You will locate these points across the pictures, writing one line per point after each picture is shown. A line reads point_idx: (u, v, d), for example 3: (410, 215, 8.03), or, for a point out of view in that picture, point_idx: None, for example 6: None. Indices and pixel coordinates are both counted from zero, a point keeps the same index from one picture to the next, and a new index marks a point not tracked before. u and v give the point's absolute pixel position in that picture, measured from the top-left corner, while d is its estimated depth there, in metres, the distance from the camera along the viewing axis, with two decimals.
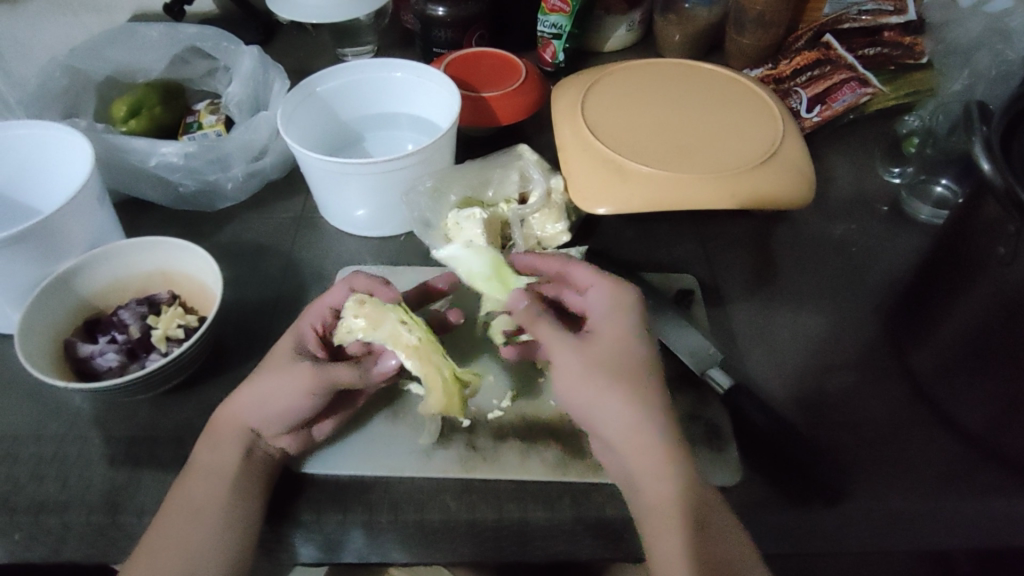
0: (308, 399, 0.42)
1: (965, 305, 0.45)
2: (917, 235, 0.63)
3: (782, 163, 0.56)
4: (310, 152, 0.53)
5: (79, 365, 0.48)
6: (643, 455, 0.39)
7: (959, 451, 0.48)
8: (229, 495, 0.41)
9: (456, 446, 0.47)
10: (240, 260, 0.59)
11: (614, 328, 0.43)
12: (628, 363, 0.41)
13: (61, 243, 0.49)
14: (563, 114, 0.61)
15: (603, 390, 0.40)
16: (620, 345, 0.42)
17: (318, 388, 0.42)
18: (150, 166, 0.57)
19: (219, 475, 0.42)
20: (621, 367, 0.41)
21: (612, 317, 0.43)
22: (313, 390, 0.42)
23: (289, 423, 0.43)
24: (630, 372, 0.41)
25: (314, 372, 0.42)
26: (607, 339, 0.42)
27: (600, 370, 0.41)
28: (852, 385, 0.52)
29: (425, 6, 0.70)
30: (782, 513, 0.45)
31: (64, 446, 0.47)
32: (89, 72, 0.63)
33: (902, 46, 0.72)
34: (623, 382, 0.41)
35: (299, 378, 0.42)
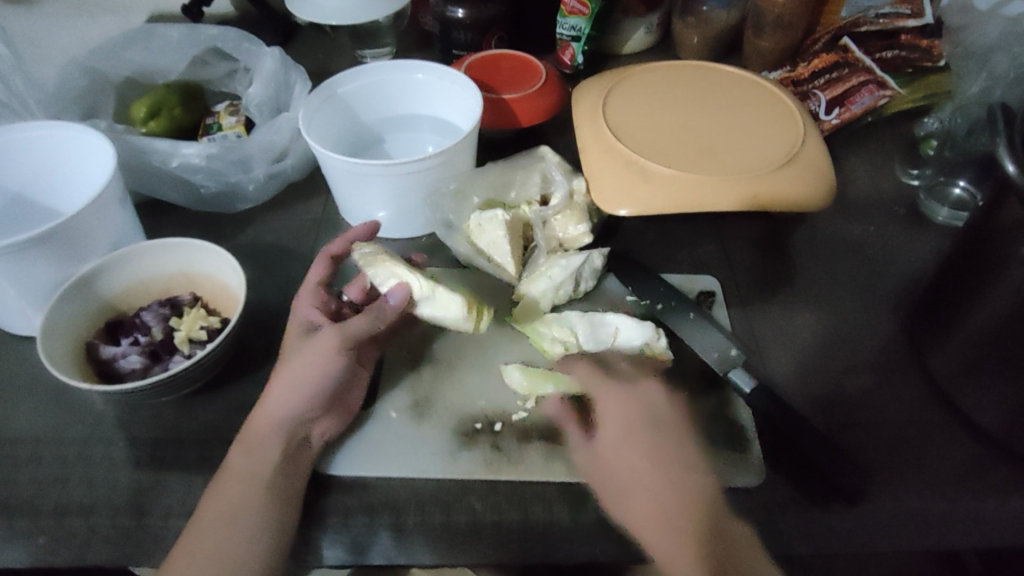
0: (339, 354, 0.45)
1: (986, 306, 0.44)
2: (936, 236, 0.63)
3: (803, 164, 0.56)
4: (332, 153, 0.53)
5: (101, 367, 0.48)
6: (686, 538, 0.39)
7: (978, 449, 0.48)
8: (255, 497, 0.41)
9: (480, 447, 0.47)
10: (260, 262, 0.59)
11: (622, 413, 0.45)
12: (664, 479, 0.42)
13: (82, 243, 0.49)
14: (584, 116, 0.61)
15: (628, 464, 0.43)
16: (645, 443, 0.44)
17: (343, 344, 0.46)
18: (172, 167, 0.57)
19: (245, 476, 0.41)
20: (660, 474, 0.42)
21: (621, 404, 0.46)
22: (338, 348, 0.45)
23: (321, 400, 0.45)
24: (657, 454, 0.43)
25: (337, 330, 0.46)
26: (632, 426, 0.44)
27: (631, 460, 0.43)
28: (871, 386, 0.52)
29: (444, 8, 0.71)
30: (810, 516, 0.45)
31: (87, 449, 0.47)
32: (110, 73, 0.63)
33: (918, 49, 0.72)
34: (666, 497, 0.41)
35: (324, 342, 0.45)
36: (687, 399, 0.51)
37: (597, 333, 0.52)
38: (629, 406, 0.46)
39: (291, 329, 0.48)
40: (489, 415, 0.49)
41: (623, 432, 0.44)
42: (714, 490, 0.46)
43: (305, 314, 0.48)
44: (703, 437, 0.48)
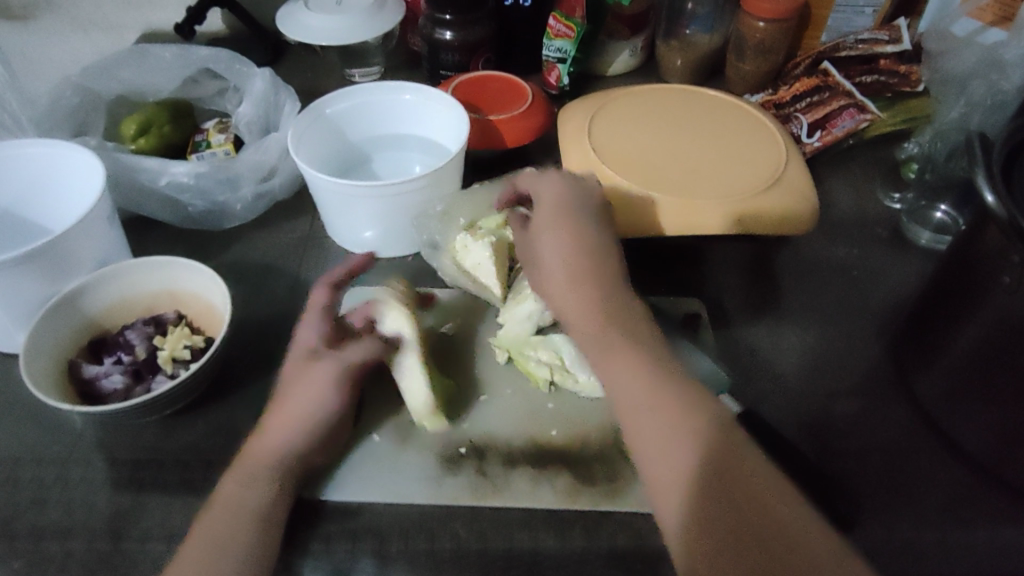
0: (336, 389, 0.46)
1: (969, 333, 0.45)
2: (918, 260, 0.64)
3: (786, 187, 0.57)
4: (320, 174, 0.53)
5: (83, 386, 0.48)
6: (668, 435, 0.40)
7: (964, 475, 0.49)
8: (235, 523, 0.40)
9: (465, 473, 0.47)
10: (246, 281, 0.59)
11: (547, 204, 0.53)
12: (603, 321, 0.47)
13: (68, 262, 0.49)
14: (570, 139, 0.62)
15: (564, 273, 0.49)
16: (575, 238, 0.50)
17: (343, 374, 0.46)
18: (160, 185, 0.57)
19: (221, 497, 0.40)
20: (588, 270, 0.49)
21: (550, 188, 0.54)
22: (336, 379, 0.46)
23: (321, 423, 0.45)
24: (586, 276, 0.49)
25: (337, 362, 0.47)
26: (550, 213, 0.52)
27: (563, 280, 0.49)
28: (859, 411, 0.53)
29: (433, 30, 0.72)
30: None
31: (66, 470, 0.47)
32: (100, 91, 0.64)
33: (897, 74, 0.73)
34: (654, 382, 0.43)
35: (324, 371, 0.46)
36: None
37: None
38: (557, 206, 0.52)
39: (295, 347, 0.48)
40: (474, 440, 0.48)
41: (552, 230, 0.51)
42: None
43: (307, 339, 0.48)
44: None
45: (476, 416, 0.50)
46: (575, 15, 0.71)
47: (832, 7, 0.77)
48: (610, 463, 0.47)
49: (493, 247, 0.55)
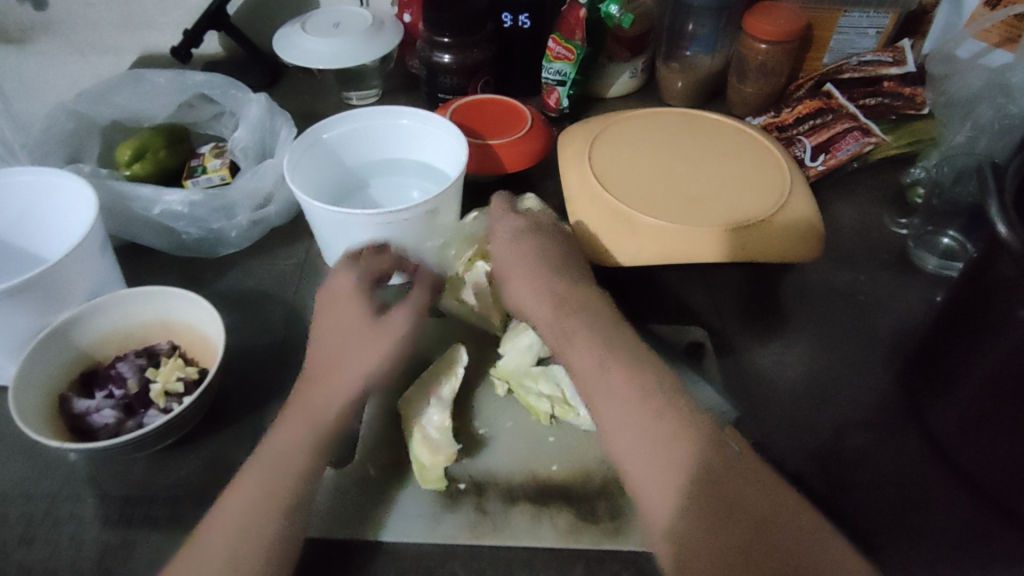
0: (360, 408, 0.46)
1: (983, 365, 0.44)
2: (926, 286, 0.63)
3: (790, 215, 0.56)
4: (316, 202, 0.52)
5: (73, 421, 0.46)
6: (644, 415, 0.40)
7: (978, 511, 0.47)
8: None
9: (464, 509, 0.44)
10: (242, 309, 0.58)
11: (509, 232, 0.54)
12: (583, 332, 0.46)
13: (60, 293, 0.48)
14: (571, 164, 0.61)
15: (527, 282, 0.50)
16: (542, 282, 0.50)
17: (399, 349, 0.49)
18: (153, 214, 0.56)
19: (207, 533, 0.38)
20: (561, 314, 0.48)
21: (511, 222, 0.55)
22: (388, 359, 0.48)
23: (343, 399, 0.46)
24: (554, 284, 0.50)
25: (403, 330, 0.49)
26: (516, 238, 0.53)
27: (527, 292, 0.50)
28: (868, 443, 0.51)
29: (431, 53, 0.71)
30: None
31: (55, 506, 0.45)
32: (95, 117, 0.63)
33: (902, 96, 0.72)
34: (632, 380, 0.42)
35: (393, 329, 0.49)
36: None
37: None
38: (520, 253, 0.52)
39: (336, 280, 0.52)
40: (473, 475, 0.46)
41: (522, 271, 0.51)
42: None
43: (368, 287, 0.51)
44: None
45: (472, 453, 0.47)
46: (575, 37, 0.70)
47: (834, 28, 0.76)
48: (613, 500, 0.45)
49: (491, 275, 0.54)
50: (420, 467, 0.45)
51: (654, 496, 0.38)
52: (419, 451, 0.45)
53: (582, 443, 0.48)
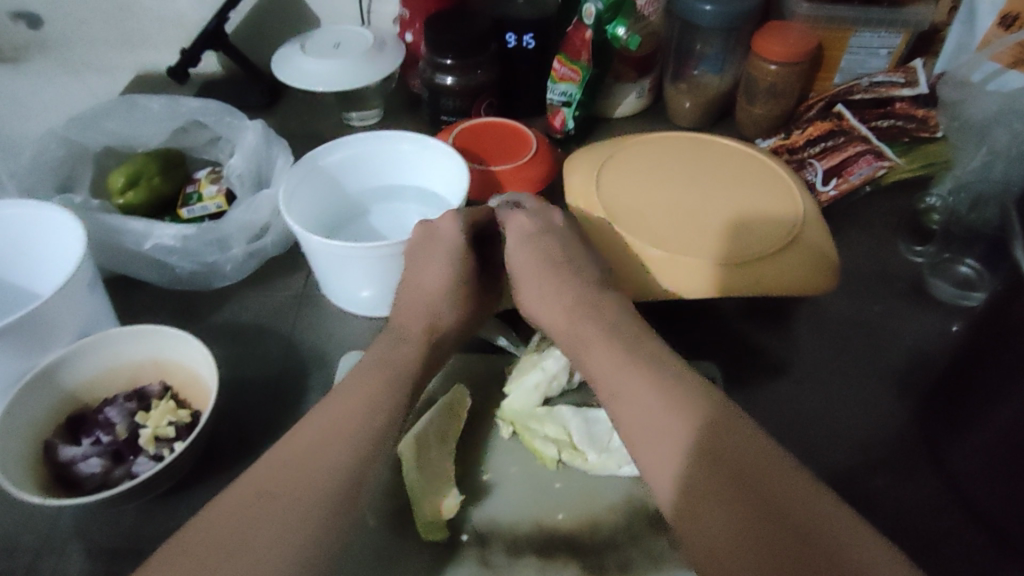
0: None
1: (1007, 408, 0.42)
2: (942, 315, 0.61)
3: (806, 246, 0.55)
4: (312, 235, 0.50)
5: (59, 470, 0.44)
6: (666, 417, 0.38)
7: (997, 554, 0.46)
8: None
9: (468, 564, 0.42)
10: (237, 343, 0.56)
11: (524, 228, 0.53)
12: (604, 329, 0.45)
13: (46, 333, 0.46)
14: (578, 190, 0.59)
15: (557, 285, 0.50)
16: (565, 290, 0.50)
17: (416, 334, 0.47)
18: (145, 248, 0.54)
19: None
20: (592, 317, 0.47)
21: (524, 231, 0.53)
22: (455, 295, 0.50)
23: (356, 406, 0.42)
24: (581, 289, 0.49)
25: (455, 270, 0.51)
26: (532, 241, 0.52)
27: (551, 294, 0.50)
28: (887, 485, 0.50)
29: (434, 75, 0.69)
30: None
31: (39, 559, 0.43)
32: (86, 143, 0.61)
33: (914, 119, 0.70)
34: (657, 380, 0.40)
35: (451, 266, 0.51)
36: None
37: (591, 433, 0.47)
38: (540, 245, 0.52)
39: (439, 221, 0.51)
40: (477, 526, 0.44)
41: (549, 280, 0.51)
42: None
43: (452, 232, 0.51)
44: None
45: (477, 503, 0.45)
46: (580, 58, 0.69)
47: (845, 48, 0.74)
48: (623, 552, 0.43)
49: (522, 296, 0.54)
50: (422, 522, 0.43)
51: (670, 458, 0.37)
52: (421, 505, 0.43)
53: (592, 491, 0.46)
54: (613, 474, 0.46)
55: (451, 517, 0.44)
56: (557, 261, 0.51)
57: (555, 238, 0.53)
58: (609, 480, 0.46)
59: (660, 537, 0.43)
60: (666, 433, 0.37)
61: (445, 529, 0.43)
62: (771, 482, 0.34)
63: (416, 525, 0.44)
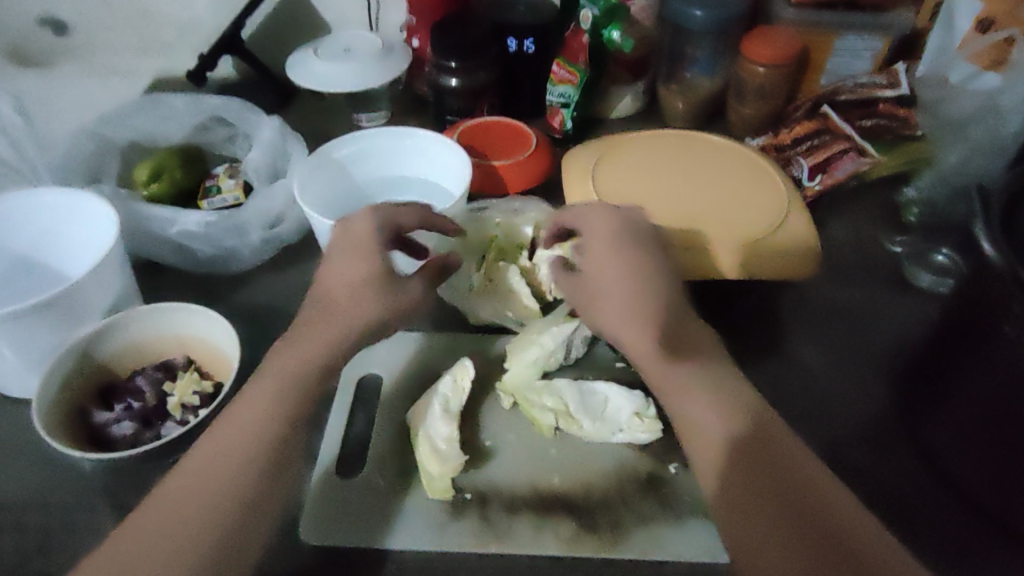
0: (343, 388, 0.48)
1: (974, 378, 0.45)
2: (920, 302, 0.64)
3: (788, 235, 0.58)
4: (326, 219, 0.54)
5: (94, 432, 0.48)
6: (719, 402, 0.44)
7: (972, 522, 0.49)
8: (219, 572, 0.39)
9: (469, 519, 0.45)
10: (253, 324, 0.59)
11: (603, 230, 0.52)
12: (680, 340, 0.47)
13: (81, 309, 0.50)
14: (575, 183, 0.63)
15: (635, 294, 0.48)
16: (648, 300, 0.48)
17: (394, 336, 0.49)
18: (171, 233, 0.58)
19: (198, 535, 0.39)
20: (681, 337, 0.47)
21: (605, 239, 0.51)
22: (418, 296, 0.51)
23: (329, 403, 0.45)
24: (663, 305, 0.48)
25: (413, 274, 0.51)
26: (612, 248, 0.51)
27: (629, 302, 0.48)
28: (864, 459, 0.53)
29: (438, 76, 0.73)
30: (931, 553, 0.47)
31: (73, 514, 0.47)
32: (115, 138, 0.66)
33: (897, 118, 0.75)
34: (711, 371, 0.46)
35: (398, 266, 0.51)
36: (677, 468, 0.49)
37: (587, 403, 0.50)
38: (624, 253, 0.50)
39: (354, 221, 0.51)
40: (478, 486, 0.47)
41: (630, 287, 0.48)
42: (705, 565, 0.43)
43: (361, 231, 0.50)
44: (693, 510, 0.46)
45: (475, 465, 0.48)
46: (578, 61, 0.73)
47: (830, 51, 0.78)
48: (615, 511, 0.46)
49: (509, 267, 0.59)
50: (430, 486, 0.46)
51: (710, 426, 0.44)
52: (427, 471, 0.47)
53: (585, 455, 0.49)
54: (605, 440, 0.49)
55: (455, 477, 0.47)
56: (637, 262, 0.50)
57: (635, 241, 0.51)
58: (601, 445, 0.49)
59: (649, 498, 0.47)
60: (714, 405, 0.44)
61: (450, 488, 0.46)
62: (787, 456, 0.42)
63: (422, 485, 0.47)
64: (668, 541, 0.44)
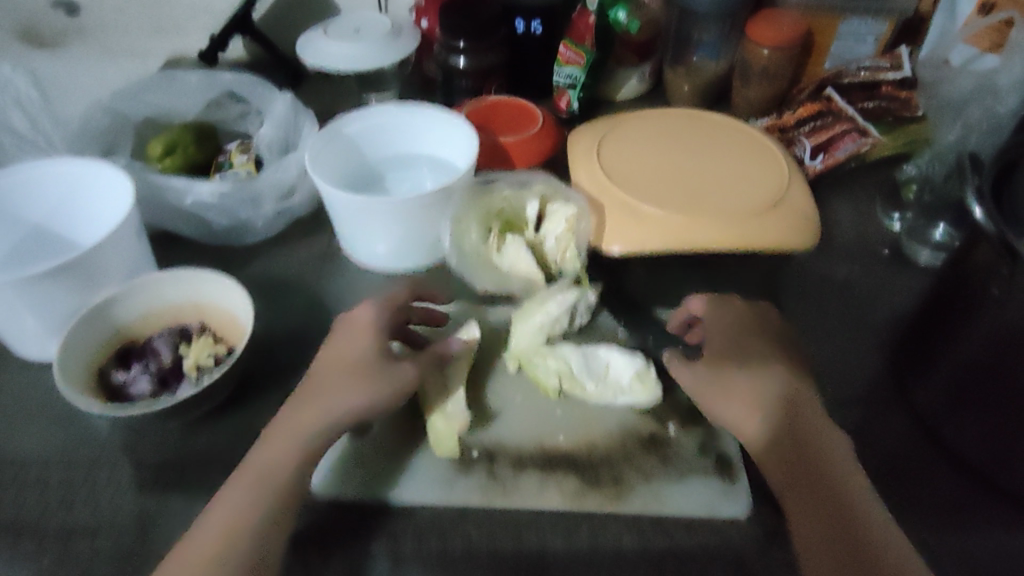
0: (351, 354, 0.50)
1: (963, 341, 0.46)
2: (918, 278, 0.66)
3: (788, 209, 0.59)
4: (336, 189, 0.55)
5: (113, 391, 0.50)
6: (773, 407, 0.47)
7: (967, 484, 0.50)
8: (237, 526, 0.41)
9: (477, 474, 0.47)
10: (267, 295, 0.61)
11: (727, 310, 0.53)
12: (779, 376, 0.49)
13: (98, 274, 0.51)
14: (580, 159, 0.64)
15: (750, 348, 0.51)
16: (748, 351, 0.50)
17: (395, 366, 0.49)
18: (185, 204, 0.60)
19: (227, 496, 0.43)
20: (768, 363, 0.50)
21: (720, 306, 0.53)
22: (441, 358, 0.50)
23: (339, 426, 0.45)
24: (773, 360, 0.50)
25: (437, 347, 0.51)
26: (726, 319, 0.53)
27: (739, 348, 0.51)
28: (859, 423, 0.54)
29: (448, 56, 0.74)
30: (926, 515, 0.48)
31: (93, 471, 0.48)
32: (130, 114, 0.67)
33: (897, 100, 0.76)
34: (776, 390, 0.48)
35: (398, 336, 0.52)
36: (677, 430, 0.50)
37: (589, 366, 0.52)
38: (740, 322, 0.52)
39: (356, 311, 0.51)
40: (485, 444, 0.49)
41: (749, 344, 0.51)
42: (704, 519, 0.45)
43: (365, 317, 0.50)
44: (692, 468, 0.48)
45: (481, 424, 0.50)
46: (585, 42, 0.74)
47: (834, 35, 0.79)
48: (618, 468, 0.47)
49: (518, 245, 0.60)
50: (438, 445, 0.48)
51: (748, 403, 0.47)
52: (436, 434, 0.48)
53: (589, 415, 0.51)
54: (609, 403, 0.51)
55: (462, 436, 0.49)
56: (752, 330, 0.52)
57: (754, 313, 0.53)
58: (605, 407, 0.51)
59: (650, 456, 0.48)
60: (760, 399, 0.47)
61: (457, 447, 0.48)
62: (824, 449, 0.45)
63: (431, 442, 0.48)
64: (667, 496, 0.46)
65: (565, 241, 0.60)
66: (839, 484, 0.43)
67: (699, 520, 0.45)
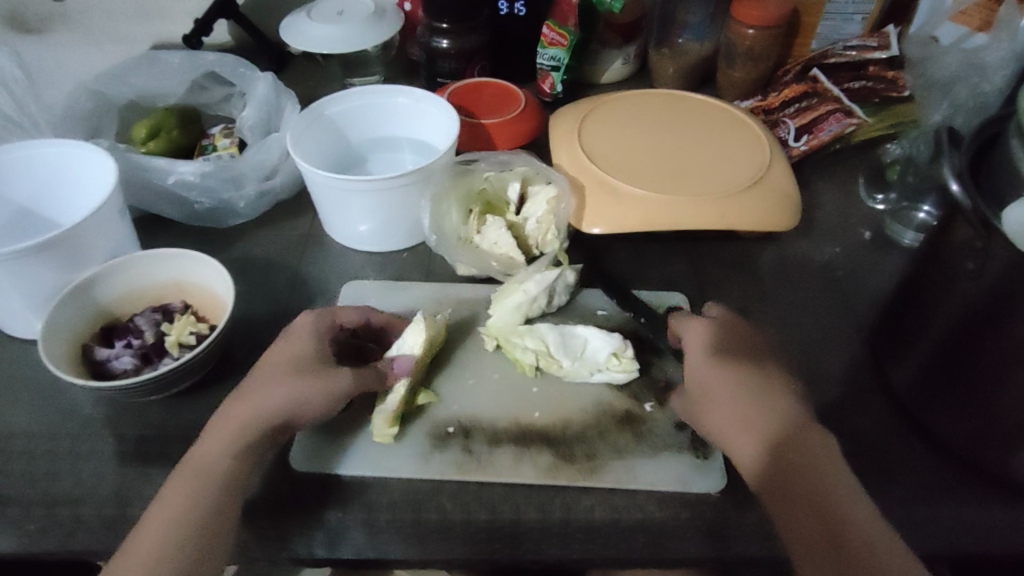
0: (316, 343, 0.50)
1: (937, 319, 0.47)
2: (900, 258, 0.66)
3: (767, 188, 0.59)
4: (316, 170, 0.56)
5: (96, 366, 0.50)
6: (763, 428, 0.44)
7: (942, 462, 0.50)
8: (219, 493, 0.42)
9: (452, 449, 0.47)
10: (250, 275, 0.61)
11: (709, 330, 0.50)
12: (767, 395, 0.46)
13: (83, 252, 0.52)
14: (561, 140, 0.64)
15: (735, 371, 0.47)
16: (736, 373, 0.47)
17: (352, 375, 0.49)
18: (168, 183, 0.60)
19: (206, 460, 0.43)
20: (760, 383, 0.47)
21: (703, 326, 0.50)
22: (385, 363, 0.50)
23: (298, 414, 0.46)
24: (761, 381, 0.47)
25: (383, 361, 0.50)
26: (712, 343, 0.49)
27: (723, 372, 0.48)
28: (836, 402, 0.54)
29: (431, 39, 0.74)
30: (901, 492, 0.48)
31: (77, 443, 0.49)
32: (112, 96, 0.68)
33: (884, 80, 0.76)
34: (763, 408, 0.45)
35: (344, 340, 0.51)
36: (652, 407, 0.51)
37: (567, 345, 0.52)
38: (725, 344, 0.49)
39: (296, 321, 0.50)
40: (462, 421, 0.49)
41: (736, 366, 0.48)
42: (675, 493, 0.46)
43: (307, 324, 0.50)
44: (666, 443, 0.48)
45: (456, 402, 0.50)
46: (568, 23, 0.75)
47: (821, 15, 0.79)
48: (591, 444, 0.48)
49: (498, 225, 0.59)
50: (376, 430, 0.47)
51: (737, 419, 0.45)
52: (379, 414, 0.48)
53: (563, 392, 0.51)
54: (585, 380, 0.51)
55: (416, 412, 0.50)
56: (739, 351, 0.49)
57: (737, 331, 0.50)
58: (582, 384, 0.51)
59: (625, 432, 0.49)
60: (749, 416, 0.45)
61: (393, 434, 0.48)
62: (812, 470, 0.43)
63: (370, 424, 0.48)
64: (640, 471, 0.47)
65: (546, 224, 0.60)
66: (833, 505, 0.41)
67: (672, 495, 0.46)
